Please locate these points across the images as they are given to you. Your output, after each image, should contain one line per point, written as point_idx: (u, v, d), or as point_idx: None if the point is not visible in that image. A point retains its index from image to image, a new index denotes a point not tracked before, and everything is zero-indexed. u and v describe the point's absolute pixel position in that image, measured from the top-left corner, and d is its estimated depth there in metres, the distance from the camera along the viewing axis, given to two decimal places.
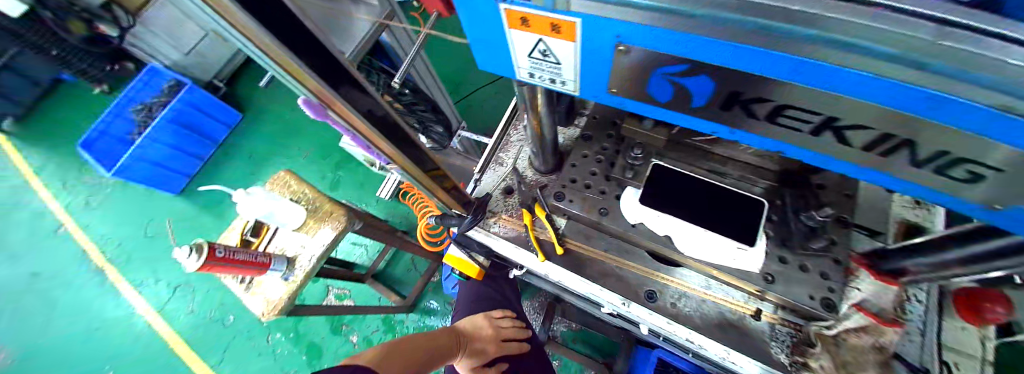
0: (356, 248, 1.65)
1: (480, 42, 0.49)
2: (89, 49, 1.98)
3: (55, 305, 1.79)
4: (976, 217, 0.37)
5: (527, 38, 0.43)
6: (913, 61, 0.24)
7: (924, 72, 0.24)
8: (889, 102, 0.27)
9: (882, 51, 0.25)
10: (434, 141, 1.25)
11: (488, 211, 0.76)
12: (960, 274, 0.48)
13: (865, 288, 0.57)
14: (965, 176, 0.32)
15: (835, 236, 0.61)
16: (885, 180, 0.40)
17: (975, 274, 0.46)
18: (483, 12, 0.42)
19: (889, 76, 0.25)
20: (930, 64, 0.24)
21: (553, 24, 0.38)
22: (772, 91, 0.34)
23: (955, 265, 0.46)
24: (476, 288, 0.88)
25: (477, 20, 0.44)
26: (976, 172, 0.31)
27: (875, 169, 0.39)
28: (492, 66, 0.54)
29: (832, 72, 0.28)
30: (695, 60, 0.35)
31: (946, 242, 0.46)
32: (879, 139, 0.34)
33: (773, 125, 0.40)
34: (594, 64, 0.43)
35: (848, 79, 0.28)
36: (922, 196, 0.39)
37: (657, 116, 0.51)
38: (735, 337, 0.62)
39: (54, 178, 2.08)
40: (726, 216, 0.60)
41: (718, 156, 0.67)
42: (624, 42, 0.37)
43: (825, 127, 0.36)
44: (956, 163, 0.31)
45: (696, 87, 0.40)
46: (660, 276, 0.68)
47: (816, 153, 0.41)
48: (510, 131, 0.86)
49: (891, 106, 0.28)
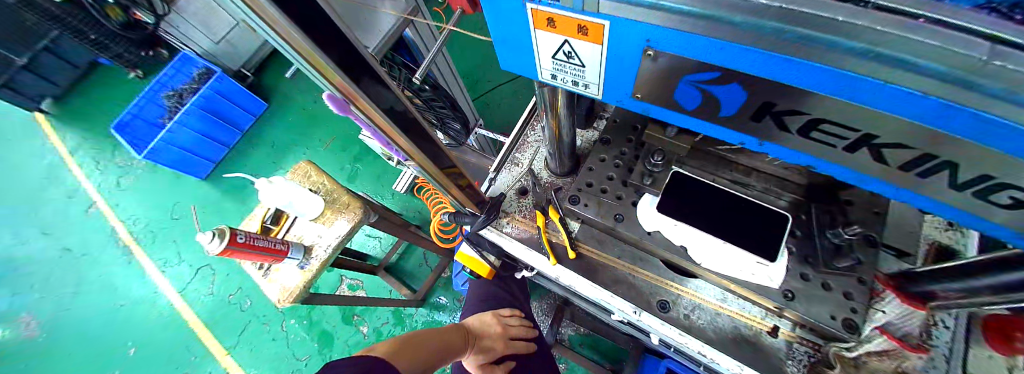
0: (370, 240, 1.68)
1: (504, 41, 0.49)
2: (124, 35, 2.07)
3: (86, 280, 1.88)
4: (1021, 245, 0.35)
5: (552, 39, 0.43)
6: (960, 79, 0.23)
7: (978, 93, 0.23)
8: (936, 122, 0.26)
9: (934, 69, 0.23)
10: (451, 138, 1.27)
11: (501, 211, 0.76)
12: (990, 303, 0.44)
13: (891, 311, 0.55)
14: (1008, 202, 0.31)
15: (862, 255, 0.58)
16: (921, 201, 0.38)
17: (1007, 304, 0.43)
18: (509, 12, 0.42)
19: (937, 95, 0.24)
20: (982, 85, 0.23)
21: (580, 26, 0.38)
22: (807, 104, 0.33)
23: (986, 292, 0.44)
24: (486, 286, 0.88)
25: (503, 19, 0.44)
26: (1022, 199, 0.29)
27: (911, 190, 0.37)
28: (515, 66, 0.54)
29: (875, 88, 0.27)
30: (726, 69, 0.34)
31: (984, 268, 0.43)
32: (919, 160, 0.32)
33: (804, 138, 0.39)
34: (620, 68, 0.43)
35: (891, 97, 0.26)
36: (961, 220, 0.37)
37: (681, 124, 0.49)
38: (749, 352, 0.61)
39: (88, 157, 2.18)
40: (746, 229, 0.58)
41: (741, 166, 0.66)
42: (653, 47, 0.36)
43: (861, 143, 0.34)
44: (1002, 189, 0.30)
45: (725, 96, 0.38)
46: (674, 286, 0.67)
47: (848, 169, 0.40)
48: (527, 131, 0.85)
49: (936, 125, 0.27)
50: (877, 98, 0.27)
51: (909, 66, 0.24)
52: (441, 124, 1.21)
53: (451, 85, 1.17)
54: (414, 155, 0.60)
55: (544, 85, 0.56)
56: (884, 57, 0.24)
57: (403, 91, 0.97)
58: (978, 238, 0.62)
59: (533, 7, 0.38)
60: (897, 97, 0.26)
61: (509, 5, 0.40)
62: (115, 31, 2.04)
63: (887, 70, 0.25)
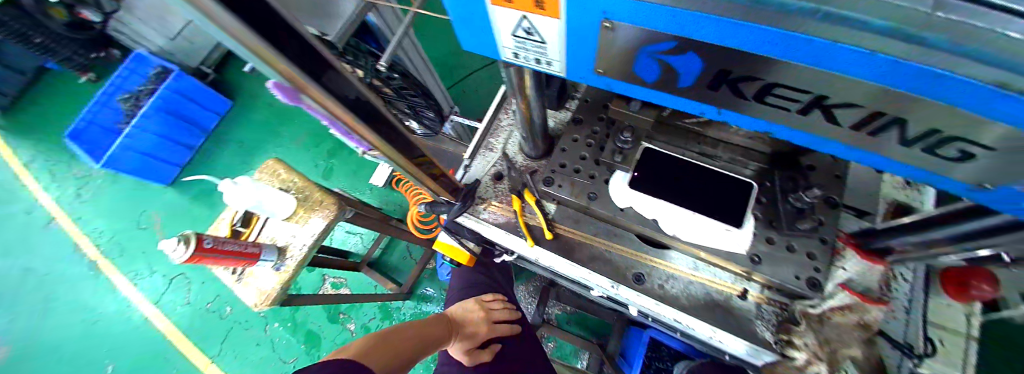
0: (351, 237, 1.66)
1: (463, 21, 0.47)
2: (73, 37, 1.92)
3: (57, 299, 1.80)
4: (968, 197, 0.37)
5: (510, 15, 0.41)
6: (909, 35, 0.23)
7: (921, 47, 0.23)
8: (881, 79, 0.27)
9: (882, 26, 0.23)
10: (426, 127, 1.24)
11: (477, 198, 0.75)
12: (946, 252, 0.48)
13: (850, 268, 0.59)
14: (955, 154, 0.32)
15: (823, 217, 0.61)
16: (875, 160, 0.39)
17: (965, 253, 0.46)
18: None
19: (885, 52, 0.24)
20: (926, 38, 0.23)
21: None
22: (763, 70, 0.33)
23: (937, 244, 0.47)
24: (468, 273, 0.89)
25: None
26: (966, 151, 0.30)
27: (865, 149, 0.38)
28: (477, 47, 0.53)
29: (826, 48, 0.26)
30: (683, 37, 0.33)
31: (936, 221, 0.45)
32: (870, 119, 0.33)
33: (762, 105, 0.39)
34: (580, 43, 0.42)
35: (842, 57, 0.26)
36: (913, 176, 0.39)
37: (645, 98, 0.49)
38: (721, 317, 0.64)
39: (42, 170, 2.05)
40: (714, 198, 0.60)
41: (708, 139, 0.66)
42: (610, 19, 0.35)
43: (815, 105, 0.35)
44: (948, 142, 0.30)
45: (683, 66, 0.38)
46: (648, 259, 0.68)
47: (804, 133, 0.41)
48: (500, 116, 0.84)
49: (883, 82, 0.27)
50: (824, 57, 0.27)
51: (859, 25, 0.24)
52: (412, 114, 1.15)
53: (422, 72, 1.13)
54: (380, 145, 0.57)
55: (512, 67, 0.55)
56: (842, 18, 0.24)
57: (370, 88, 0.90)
58: (934, 194, 0.66)
59: None
60: (848, 57, 0.26)
61: None
62: (64, 34, 1.88)
63: (836, 29, 0.25)
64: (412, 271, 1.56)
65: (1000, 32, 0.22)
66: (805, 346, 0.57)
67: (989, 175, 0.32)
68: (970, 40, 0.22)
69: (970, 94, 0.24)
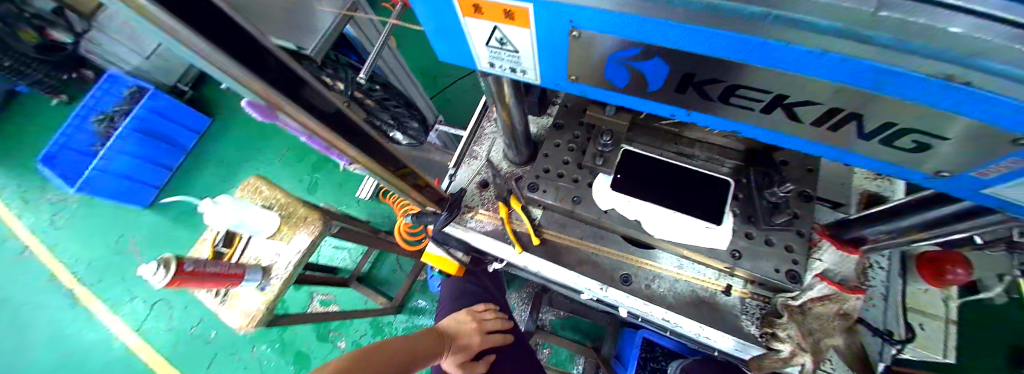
0: (339, 252, 1.63)
1: (440, 33, 0.48)
2: (41, 58, 1.85)
3: (31, 332, 1.72)
4: (927, 186, 0.39)
5: (483, 26, 0.43)
6: (856, 34, 0.24)
7: (871, 45, 0.24)
8: (834, 77, 0.28)
9: (828, 26, 0.25)
10: (411, 138, 1.22)
11: (462, 206, 0.75)
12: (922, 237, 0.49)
13: (827, 259, 0.60)
14: (911, 145, 0.34)
15: (799, 211, 0.63)
16: (838, 154, 0.41)
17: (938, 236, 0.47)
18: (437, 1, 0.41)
19: (835, 51, 0.25)
20: (875, 37, 0.24)
21: (506, 11, 0.38)
22: (725, 73, 0.35)
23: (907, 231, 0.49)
24: (458, 283, 0.88)
25: (435, 11, 0.43)
26: (922, 142, 0.32)
27: (829, 145, 0.40)
28: (455, 58, 0.54)
29: (777, 50, 0.28)
30: (647, 43, 0.35)
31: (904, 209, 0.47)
32: (827, 115, 0.35)
33: (727, 105, 0.41)
34: (552, 52, 0.43)
35: (795, 58, 0.28)
36: (878, 169, 0.41)
37: (617, 103, 0.51)
38: (708, 313, 0.65)
39: (14, 197, 1.97)
40: (693, 197, 0.61)
41: (685, 139, 0.69)
42: (577, 27, 0.36)
43: (775, 104, 0.37)
44: (905, 134, 0.32)
45: (650, 71, 0.40)
46: (634, 259, 0.70)
47: (770, 131, 0.42)
48: (483, 125, 0.85)
49: (837, 80, 0.28)
50: (780, 59, 0.29)
51: (804, 25, 0.25)
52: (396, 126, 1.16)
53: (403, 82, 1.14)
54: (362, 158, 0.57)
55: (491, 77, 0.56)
56: (789, 19, 0.25)
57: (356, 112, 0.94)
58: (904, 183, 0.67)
59: None
60: (801, 58, 0.28)
61: None
62: (30, 55, 1.81)
63: (789, 31, 0.26)
64: (402, 284, 1.54)
65: (942, 28, 0.23)
66: (789, 338, 0.59)
67: (944, 164, 0.34)
68: (910, 36, 0.23)
69: (916, 88, 0.25)
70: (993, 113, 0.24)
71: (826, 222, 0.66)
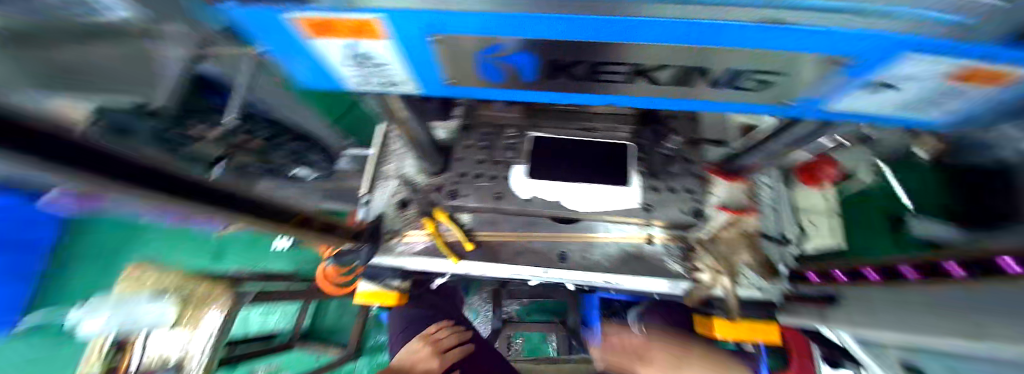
0: (270, 316, 1.46)
1: (291, 58, 0.43)
2: None
3: None
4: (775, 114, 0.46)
5: (338, 46, 0.38)
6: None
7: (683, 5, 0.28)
8: (671, 39, 0.31)
9: None
10: (319, 168, 1.16)
11: (384, 232, 0.73)
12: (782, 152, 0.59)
13: (720, 191, 0.71)
14: (753, 86, 0.39)
15: (690, 155, 0.71)
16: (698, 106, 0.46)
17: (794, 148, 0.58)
18: (277, 25, 0.35)
19: (661, 15, 0.28)
20: None
21: (355, 26, 0.34)
22: (587, 53, 0.37)
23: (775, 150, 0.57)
24: (408, 311, 0.87)
25: (281, 36, 0.38)
26: (760, 80, 0.37)
27: (688, 101, 0.44)
28: (319, 81, 0.48)
29: (628, 25, 0.30)
30: (507, 36, 0.34)
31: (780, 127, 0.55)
32: (678, 73, 0.38)
33: (596, 82, 0.43)
34: (419, 62, 0.41)
35: (641, 28, 0.30)
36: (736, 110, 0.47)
37: (497, 97, 0.51)
38: (640, 266, 0.71)
39: None
40: (599, 167, 0.65)
41: (586, 113, 0.72)
42: (436, 32, 0.34)
43: (635, 73, 0.39)
44: (748, 77, 0.37)
45: (521, 62, 0.40)
46: (565, 236, 0.73)
47: (637, 98, 0.46)
48: (390, 142, 0.82)
49: (678, 40, 0.31)
50: (630, 31, 0.31)
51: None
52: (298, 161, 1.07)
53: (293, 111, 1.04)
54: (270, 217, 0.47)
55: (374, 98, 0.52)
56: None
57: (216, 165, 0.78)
58: None
59: (298, 16, 0.33)
60: (644, 27, 0.30)
61: (272, 18, 0.34)
62: None
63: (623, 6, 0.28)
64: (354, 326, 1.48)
65: None
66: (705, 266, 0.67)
67: (780, 95, 0.40)
68: None
69: (748, 35, 0.29)
70: (823, 46, 0.29)
71: (719, 157, 0.73)
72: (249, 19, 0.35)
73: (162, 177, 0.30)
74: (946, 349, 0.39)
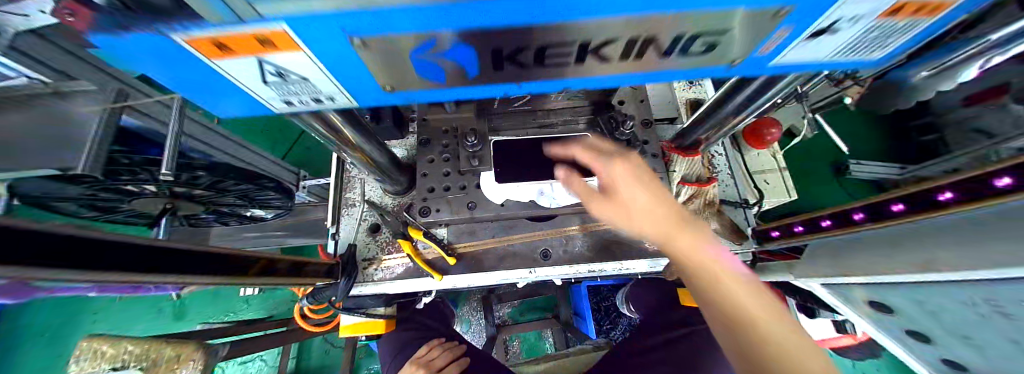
0: (250, 365, 1.46)
1: (193, 86, 0.33)
2: None
3: None
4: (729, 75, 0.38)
5: (247, 65, 0.29)
6: None
7: None
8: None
9: None
10: (278, 207, 1.24)
11: (360, 261, 0.71)
12: (733, 120, 0.62)
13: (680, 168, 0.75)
14: (701, 49, 0.31)
15: (648, 137, 0.73)
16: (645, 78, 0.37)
17: (741, 117, 0.61)
18: (153, 46, 0.26)
19: None
20: None
21: (257, 38, 0.25)
22: (525, 35, 0.28)
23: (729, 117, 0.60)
24: (398, 336, 0.84)
25: (163, 58, 0.28)
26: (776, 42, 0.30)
27: (637, 72, 0.36)
28: (238, 107, 0.38)
29: None
30: (434, 30, 0.26)
31: (723, 99, 0.58)
32: (625, 45, 0.30)
33: (546, 67, 0.34)
34: (352, 72, 0.31)
35: None
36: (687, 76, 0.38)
37: (423, 99, 0.40)
38: (620, 250, 0.73)
39: None
40: (566, 162, 0.66)
41: (543, 111, 0.72)
42: (357, 36, 0.25)
43: (580, 48, 0.31)
44: (696, 40, 0.30)
45: (463, 58, 0.31)
46: (545, 234, 0.74)
47: (591, 79, 0.36)
48: (348, 168, 0.80)
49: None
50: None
51: None
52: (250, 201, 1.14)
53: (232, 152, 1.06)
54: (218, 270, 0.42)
55: (324, 129, 0.49)
56: None
57: (161, 217, 1.01)
58: (709, 84, 0.83)
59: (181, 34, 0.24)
60: None
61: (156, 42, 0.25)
62: None
63: None
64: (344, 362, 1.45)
65: None
66: None
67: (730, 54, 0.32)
68: None
69: None
70: None
71: (672, 135, 0.78)
72: (148, 56, 0.27)
73: (59, 236, 0.26)
74: (918, 284, 0.47)
